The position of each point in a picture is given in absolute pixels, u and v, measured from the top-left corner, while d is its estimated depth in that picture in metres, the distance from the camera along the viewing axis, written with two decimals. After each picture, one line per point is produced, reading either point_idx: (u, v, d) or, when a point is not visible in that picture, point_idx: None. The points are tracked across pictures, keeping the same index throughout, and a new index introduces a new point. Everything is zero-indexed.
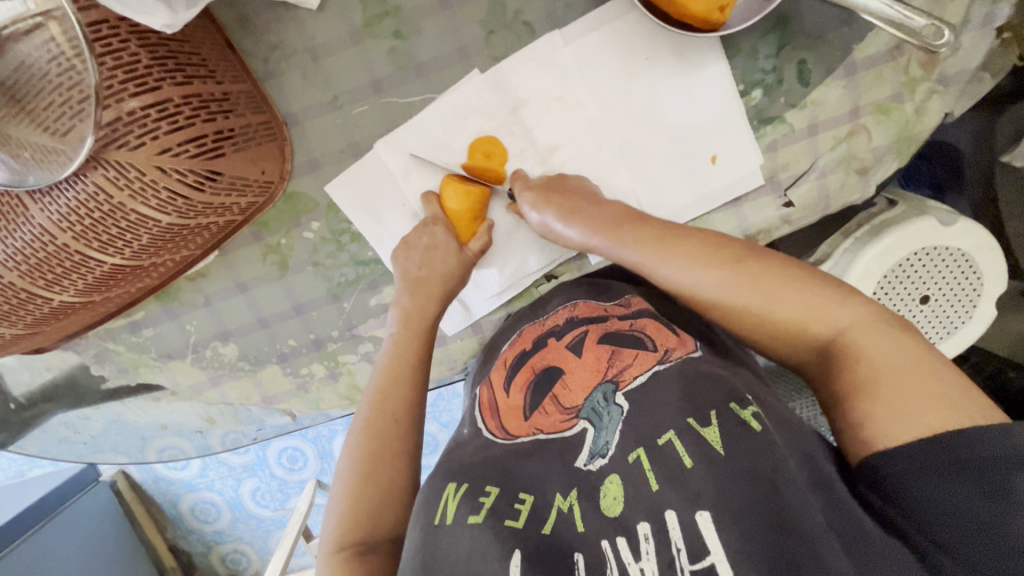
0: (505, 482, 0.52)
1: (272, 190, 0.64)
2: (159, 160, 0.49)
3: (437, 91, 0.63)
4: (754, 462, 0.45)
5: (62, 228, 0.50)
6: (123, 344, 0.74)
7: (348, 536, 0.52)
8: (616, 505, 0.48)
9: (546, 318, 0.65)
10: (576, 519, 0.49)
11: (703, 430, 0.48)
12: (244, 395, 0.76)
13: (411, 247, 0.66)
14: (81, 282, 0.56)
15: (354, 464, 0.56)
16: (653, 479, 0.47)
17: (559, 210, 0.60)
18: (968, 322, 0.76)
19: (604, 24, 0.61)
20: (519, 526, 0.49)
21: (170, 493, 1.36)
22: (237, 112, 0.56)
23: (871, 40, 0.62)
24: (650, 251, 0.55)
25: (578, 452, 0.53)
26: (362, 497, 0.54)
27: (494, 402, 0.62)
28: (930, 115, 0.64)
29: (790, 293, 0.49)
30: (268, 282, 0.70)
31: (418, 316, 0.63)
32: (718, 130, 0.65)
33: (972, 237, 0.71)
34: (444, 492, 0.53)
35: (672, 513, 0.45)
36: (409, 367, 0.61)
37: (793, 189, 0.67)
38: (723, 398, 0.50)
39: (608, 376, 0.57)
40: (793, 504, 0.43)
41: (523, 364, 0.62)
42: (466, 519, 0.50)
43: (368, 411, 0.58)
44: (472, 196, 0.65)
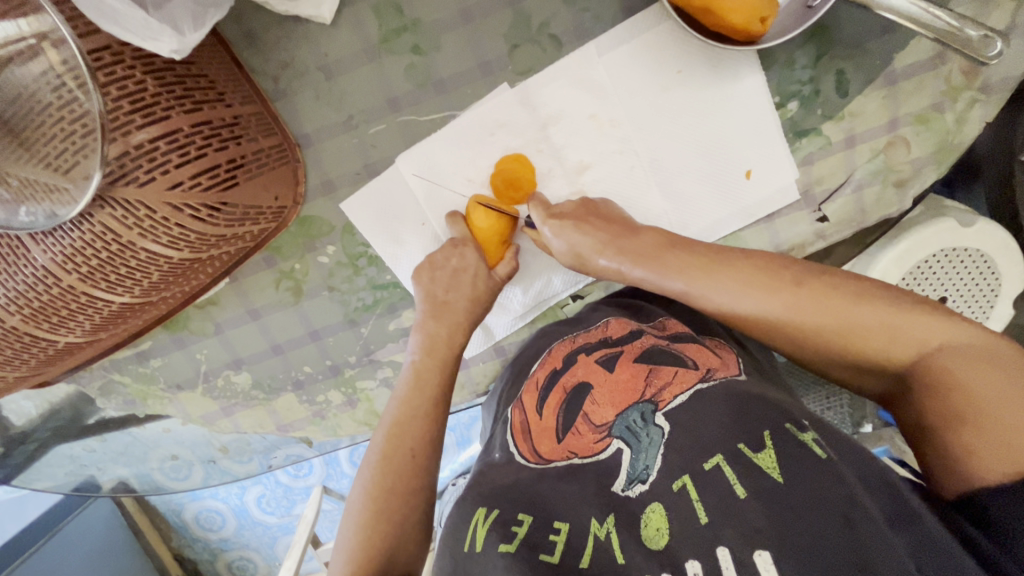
0: (537, 510, 0.51)
1: (285, 214, 0.61)
2: (170, 195, 0.46)
3: (458, 108, 0.60)
4: (823, 496, 0.42)
5: (68, 270, 0.47)
6: (130, 376, 0.71)
7: (361, 573, 0.48)
8: (660, 538, 0.45)
9: (579, 334, 0.63)
10: (614, 548, 0.46)
11: (755, 456, 0.46)
12: (258, 423, 0.74)
13: (436, 267, 0.62)
14: (88, 322, 0.52)
15: (368, 501, 0.53)
16: (700, 510, 0.45)
17: (596, 238, 0.58)
18: (987, 322, 0.74)
19: (635, 35, 0.58)
20: (554, 560, 0.46)
21: (173, 502, 1.33)
22: (249, 136, 0.53)
23: (911, 48, 0.59)
24: (694, 279, 0.53)
25: (615, 476, 0.51)
26: (374, 534, 0.51)
27: (525, 421, 0.59)
28: (971, 125, 0.61)
29: (863, 319, 0.47)
30: (281, 308, 0.67)
31: (442, 344, 0.61)
32: (754, 144, 0.62)
33: (992, 237, 0.69)
34: (474, 516, 0.52)
35: (724, 548, 0.42)
36: (428, 398, 0.58)
37: (828, 203, 0.65)
38: (777, 419, 0.48)
39: (646, 395, 0.54)
40: (869, 539, 0.39)
41: (555, 384, 0.60)
42: (496, 546, 0.48)
43: (383, 443, 0.55)
44: (503, 219, 0.62)
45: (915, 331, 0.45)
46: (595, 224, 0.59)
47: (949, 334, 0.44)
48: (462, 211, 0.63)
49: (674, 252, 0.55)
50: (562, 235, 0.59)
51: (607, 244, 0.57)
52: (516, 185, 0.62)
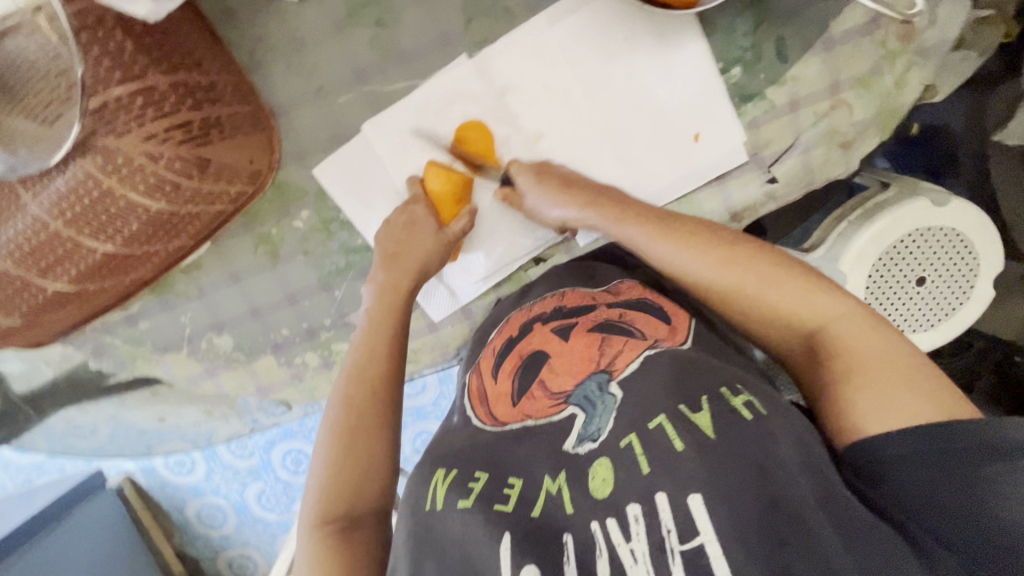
0: (494, 467, 0.53)
1: (262, 177, 0.65)
2: (146, 146, 0.51)
3: (420, 78, 0.64)
4: (743, 448, 0.44)
5: (55, 215, 0.52)
6: (121, 338, 0.75)
7: (331, 512, 0.53)
8: (604, 487, 0.47)
9: (534, 304, 0.65)
10: (564, 500, 0.48)
11: (693, 416, 0.47)
12: (239, 385, 0.77)
13: (392, 224, 0.66)
14: (75, 270, 0.57)
15: (333, 439, 0.56)
16: (643, 462, 0.46)
17: (557, 192, 0.61)
18: (967, 302, 0.76)
19: (582, 7, 0.62)
20: (507, 509, 0.49)
21: (176, 499, 1.37)
22: (225, 101, 0.57)
23: (848, 14, 0.62)
24: (634, 232, 0.57)
25: (567, 436, 0.53)
26: (343, 473, 0.54)
27: (483, 387, 0.62)
28: (909, 87, 0.64)
29: (781, 283, 0.51)
30: (260, 272, 0.71)
31: (391, 292, 0.64)
32: (700, 108, 0.65)
33: (967, 216, 0.71)
34: (434, 477, 0.53)
35: (662, 494, 0.44)
36: (389, 346, 0.61)
37: (777, 165, 0.68)
38: (714, 383, 0.50)
39: (601, 365, 0.55)
40: (782, 483, 0.42)
41: (511, 351, 0.62)
42: (455, 503, 0.50)
43: (345, 386, 0.58)
44: (457, 180, 0.67)
45: (825, 304, 0.49)
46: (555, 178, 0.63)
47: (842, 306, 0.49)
48: (421, 175, 0.68)
49: (634, 207, 0.59)
50: (534, 188, 0.63)
51: (568, 198, 0.61)
52: (488, 153, 0.67)
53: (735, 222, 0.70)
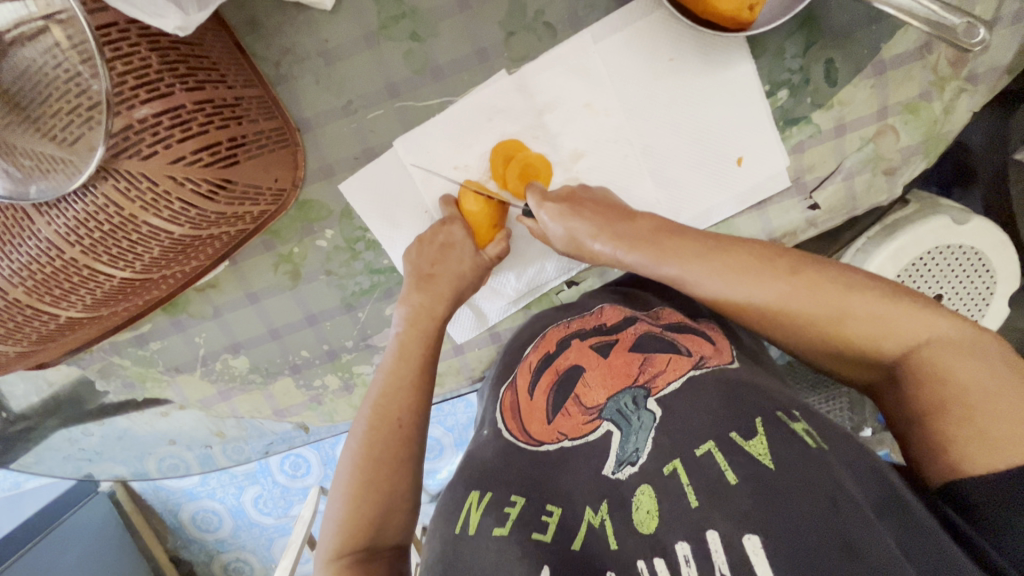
0: (530, 491, 0.50)
1: (285, 198, 0.62)
2: (171, 169, 0.47)
3: (456, 94, 0.61)
4: (807, 479, 0.42)
5: (70, 242, 0.48)
6: (130, 359, 0.71)
7: (350, 545, 0.50)
8: (650, 520, 0.44)
9: (572, 320, 0.62)
10: (608, 535, 0.46)
11: (747, 443, 0.45)
12: (255, 407, 0.74)
13: (424, 242, 0.63)
14: (89, 297, 0.53)
15: (354, 472, 0.53)
16: (692, 494, 0.44)
17: (593, 222, 0.56)
18: (982, 320, 0.75)
19: (627, 24, 0.59)
20: (546, 539, 0.47)
21: (170, 504, 1.34)
22: (249, 118, 0.54)
23: (899, 38, 0.60)
24: (685, 265, 0.51)
25: (605, 458, 0.50)
26: (364, 506, 0.51)
27: (516, 402, 0.58)
28: (958, 114, 0.62)
29: (858, 310, 0.46)
30: (279, 292, 0.68)
31: (424, 316, 0.61)
32: (745, 131, 0.63)
33: (987, 236, 0.70)
34: (467, 500, 0.52)
35: (715, 532, 0.41)
36: (412, 374, 0.58)
37: (820, 190, 0.66)
38: (769, 407, 0.47)
39: (639, 381, 0.53)
40: (855, 524, 0.39)
41: (548, 366, 0.59)
42: (491, 531, 0.48)
43: (370, 415, 0.56)
44: (493, 206, 0.63)
45: (908, 325, 0.45)
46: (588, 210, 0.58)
47: (936, 329, 0.44)
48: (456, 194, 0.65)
49: (671, 237, 0.53)
50: (559, 219, 0.58)
51: (603, 228, 0.56)
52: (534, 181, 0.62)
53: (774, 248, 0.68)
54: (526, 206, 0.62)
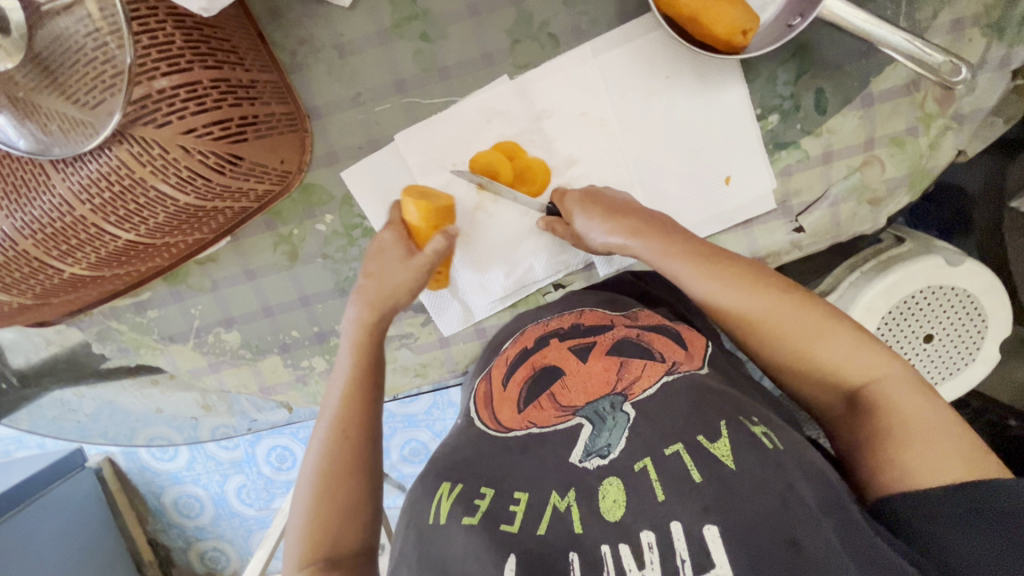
0: (500, 483, 0.51)
1: (289, 180, 0.65)
2: (183, 139, 0.50)
3: (460, 94, 0.64)
4: (764, 483, 0.43)
5: (83, 200, 0.51)
6: (127, 324, 0.74)
7: (311, 555, 0.51)
8: (617, 509, 0.45)
9: (549, 319, 0.64)
10: (573, 519, 0.46)
11: (711, 446, 0.46)
12: (242, 382, 0.76)
13: (381, 249, 0.64)
14: (94, 255, 0.56)
15: (316, 479, 0.54)
16: (657, 487, 0.45)
17: (608, 217, 0.58)
18: (972, 363, 0.76)
19: (627, 40, 0.62)
20: (513, 530, 0.47)
21: (153, 485, 1.35)
22: (262, 100, 0.57)
23: (889, 73, 0.63)
24: (695, 268, 0.54)
25: (573, 448, 0.51)
26: (319, 520, 0.52)
27: (490, 394, 0.60)
28: (943, 151, 0.64)
29: (829, 341, 0.50)
30: (277, 271, 0.71)
31: (370, 330, 0.62)
32: (734, 152, 0.66)
33: (978, 279, 0.72)
34: (438, 491, 0.52)
35: (677, 522, 0.42)
36: (365, 378, 0.59)
37: (805, 215, 0.68)
38: (732, 411, 0.49)
39: (617, 388, 0.54)
40: (803, 521, 0.41)
41: (524, 360, 0.60)
42: (460, 519, 0.49)
43: (328, 421, 0.57)
44: (433, 211, 0.63)
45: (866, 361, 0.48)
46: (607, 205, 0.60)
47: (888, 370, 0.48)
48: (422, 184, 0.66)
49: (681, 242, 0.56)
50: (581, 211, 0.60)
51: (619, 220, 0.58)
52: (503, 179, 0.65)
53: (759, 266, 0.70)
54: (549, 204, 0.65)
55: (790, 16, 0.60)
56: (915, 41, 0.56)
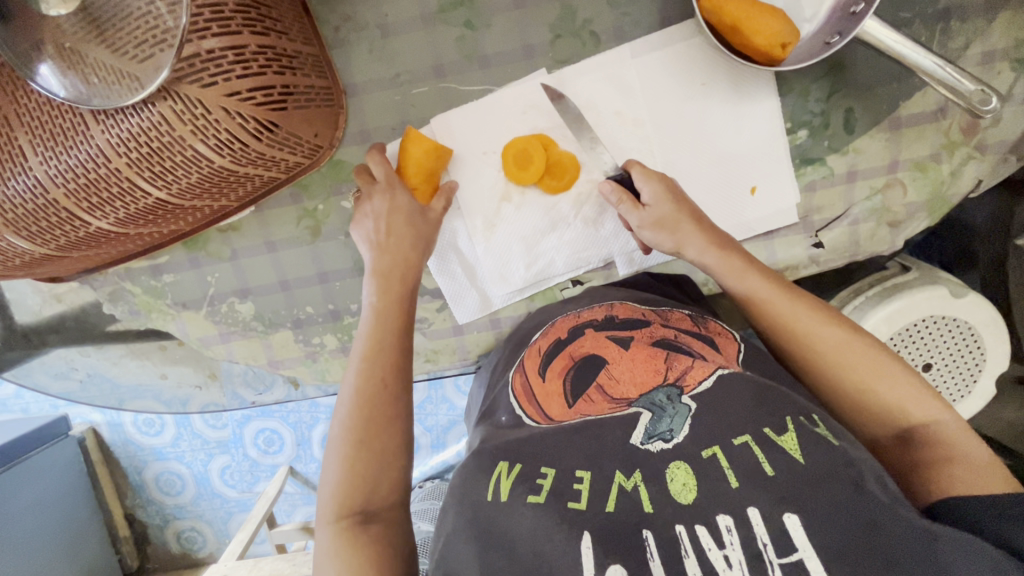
0: (559, 462, 0.49)
1: (320, 154, 0.65)
2: (226, 101, 0.50)
3: (497, 84, 0.65)
4: (833, 471, 0.43)
5: (119, 153, 0.51)
6: (141, 287, 0.73)
7: (348, 506, 0.50)
8: (688, 492, 0.44)
9: (580, 311, 0.64)
10: (642, 498, 0.45)
11: (778, 438, 0.46)
12: (250, 355, 0.75)
13: (363, 218, 0.63)
14: (121, 211, 0.56)
15: (346, 435, 0.53)
16: (731, 474, 0.44)
17: (687, 219, 0.62)
18: (967, 395, 0.78)
19: (667, 45, 0.63)
20: (581, 507, 0.45)
21: (137, 459, 1.33)
22: (303, 71, 0.57)
23: (918, 99, 0.64)
24: (771, 288, 0.58)
25: (633, 430, 0.49)
26: (359, 467, 0.52)
27: (528, 386, 0.58)
28: (964, 179, 0.66)
29: (887, 374, 0.53)
30: (297, 245, 0.71)
31: (396, 278, 0.62)
32: (761, 163, 0.67)
33: (980, 312, 0.74)
34: (495, 469, 0.49)
35: (756, 509, 0.42)
36: (391, 339, 0.59)
37: (826, 231, 0.69)
38: (793, 409, 0.49)
39: (670, 379, 0.53)
40: (880, 508, 0.41)
41: (560, 352, 0.60)
42: (525, 499, 0.46)
43: (356, 379, 0.56)
44: (431, 156, 0.64)
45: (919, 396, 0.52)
46: (685, 204, 0.62)
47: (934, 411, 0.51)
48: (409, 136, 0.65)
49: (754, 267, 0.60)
50: (661, 201, 0.62)
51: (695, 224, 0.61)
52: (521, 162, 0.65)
53: None
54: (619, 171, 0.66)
55: (827, 34, 0.61)
56: (947, 68, 0.57)
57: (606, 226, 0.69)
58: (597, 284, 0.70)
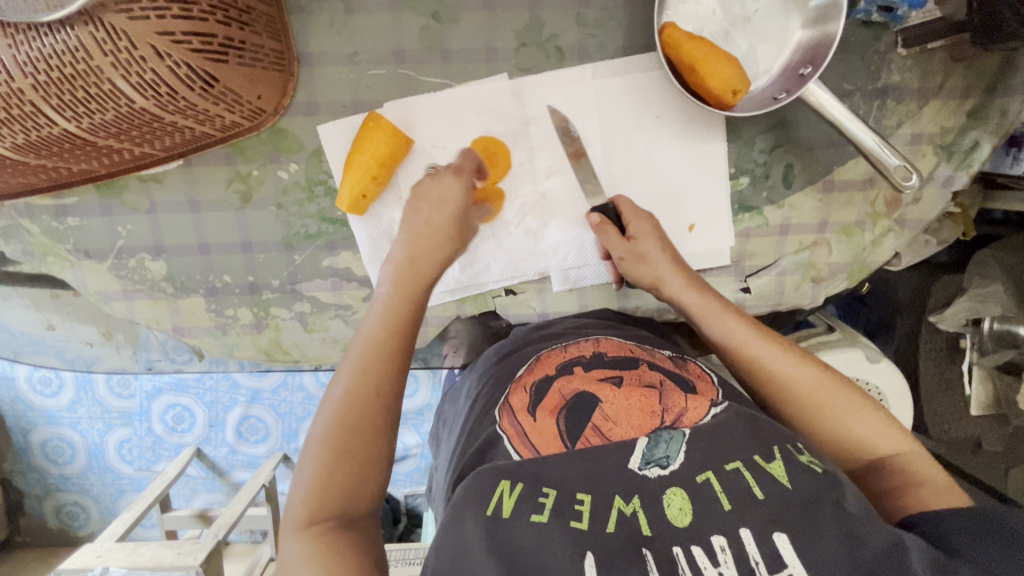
0: (560, 483, 0.44)
1: (260, 119, 0.62)
2: (157, 39, 0.48)
3: (457, 81, 0.64)
4: (817, 493, 0.42)
5: (24, 74, 0.47)
6: (39, 227, 0.67)
7: (321, 512, 0.45)
8: (684, 517, 0.42)
9: (568, 346, 0.61)
10: (640, 522, 0.42)
11: (766, 464, 0.44)
12: (154, 318, 0.70)
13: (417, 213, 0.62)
14: (21, 136, 0.51)
15: (330, 437, 0.47)
16: (724, 497, 0.42)
17: (672, 257, 0.64)
18: None
19: (626, 73, 0.65)
20: (583, 526, 0.42)
21: (24, 420, 1.20)
22: (253, 29, 0.55)
23: (851, 165, 0.67)
24: (742, 325, 0.59)
25: (629, 455, 0.46)
26: (340, 473, 0.46)
27: (519, 427, 0.52)
28: (882, 249, 0.70)
29: (854, 405, 0.53)
30: (224, 209, 0.67)
31: (422, 274, 0.59)
32: (702, 204, 0.68)
33: (893, 380, 0.78)
34: (497, 487, 0.44)
35: (747, 530, 0.40)
36: (395, 331, 0.54)
37: (754, 277, 0.71)
38: (781, 438, 0.47)
39: (667, 422, 0.50)
40: (864, 524, 0.41)
41: (548, 390, 0.55)
42: (527, 517, 0.42)
43: (347, 379, 0.50)
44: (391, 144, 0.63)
45: (884, 425, 0.53)
46: (667, 243, 0.65)
47: (900, 441, 0.52)
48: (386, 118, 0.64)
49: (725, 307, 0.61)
50: (648, 236, 0.64)
51: (675, 260, 0.64)
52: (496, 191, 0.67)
53: None
54: (608, 206, 0.67)
55: (776, 91, 0.63)
56: (881, 146, 0.60)
57: (546, 239, 0.69)
58: (588, 318, 0.69)
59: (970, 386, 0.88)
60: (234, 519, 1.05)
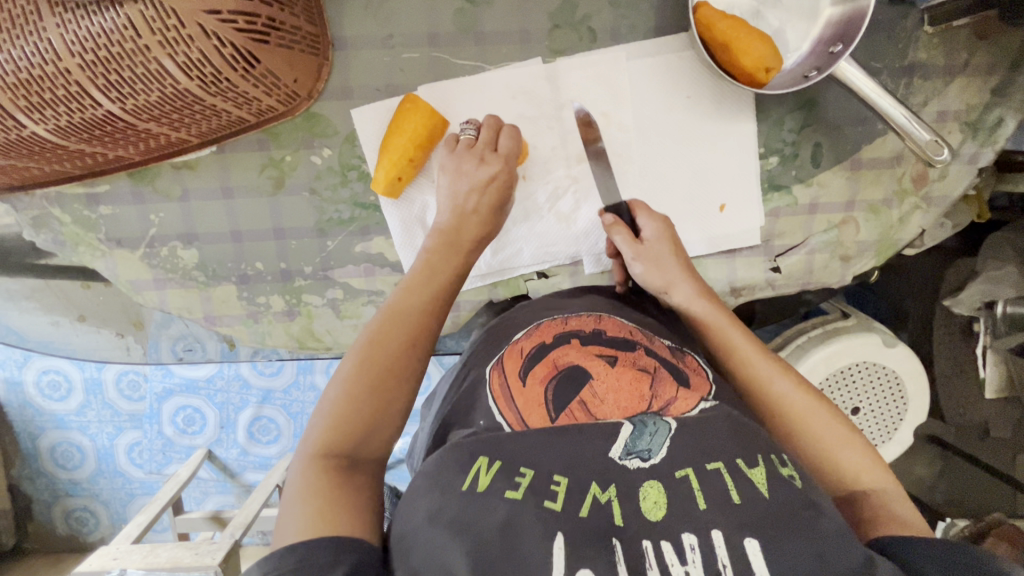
0: (539, 462, 0.42)
1: (295, 103, 0.62)
2: (204, 18, 0.48)
3: (491, 63, 0.64)
4: (795, 511, 0.40)
5: (72, 52, 0.47)
6: (71, 216, 0.66)
7: (335, 445, 0.45)
8: (658, 509, 0.40)
9: (569, 318, 0.59)
10: (614, 511, 0.40)
11: (748, 470, 0.42)
12: (185, 307, 0.70)
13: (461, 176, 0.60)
14: (64, 118, 0.51)
15: (360, 373, 0.48)
16: (700, 496, 0.40)
17: (682, 262, 0.64)
18: (887, 441, 0.83)
19: (659, 53, 0.65)
20: (557, 509, 0.40)
21: (32, 425, 1.19)
22: (293, 11, 0.55)
23: (878, 143, 0.68)
24: (749, 342, 0.59)
25: (613, 441, 0.44)
26: (360, 412, 0.47)
27: (507, 390, 0.52)
28: (910, 226, 0.70)
29: (844, 438, 0.53)
30: (256, 196, 0.66)
31: (460, 243, 0.58)
32: (733, 182, 0.69)
33: (907, 363, 0.78)
34: (475, 462, 0.42)
35: (718, 532, 0.38)
36: (435, 293, 0.54)
37: (784, 257, 0.72)
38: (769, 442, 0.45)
39: (653, 408, 0.49)
40: (836, 538, 0.39)
41: (543, 357, 0.55)
42: (502, 493, 0.40)
43: (385, 324, 0.51)
44: (426, 125, 0.63)
45: (870, 462, 0.52)
46: (679, 249, 0.64)
47: (884, 481, 0.51)
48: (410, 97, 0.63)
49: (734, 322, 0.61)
50: (659, 238, 0.64)
51: (686, 266, 0.64)
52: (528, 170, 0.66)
53: (733, 297, 0.73)
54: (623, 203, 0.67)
55: (807, 69, 0.64)
56: (911, 119, 0.61)
57: (579, 223, 0.69)
58: (577, 290, 0.68)
59: (983, 368, 0.86)
60: (250, 521, 1.02)
